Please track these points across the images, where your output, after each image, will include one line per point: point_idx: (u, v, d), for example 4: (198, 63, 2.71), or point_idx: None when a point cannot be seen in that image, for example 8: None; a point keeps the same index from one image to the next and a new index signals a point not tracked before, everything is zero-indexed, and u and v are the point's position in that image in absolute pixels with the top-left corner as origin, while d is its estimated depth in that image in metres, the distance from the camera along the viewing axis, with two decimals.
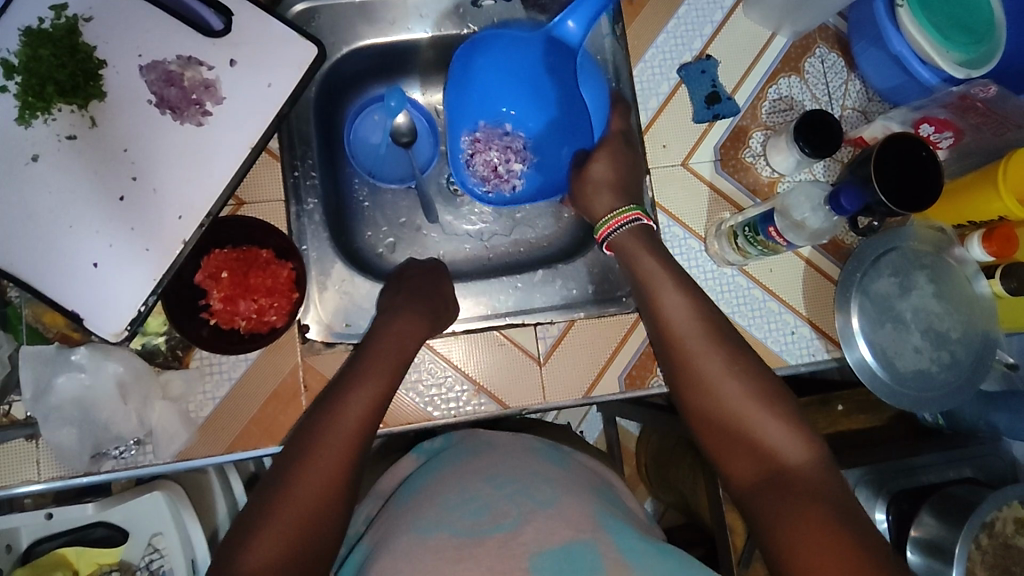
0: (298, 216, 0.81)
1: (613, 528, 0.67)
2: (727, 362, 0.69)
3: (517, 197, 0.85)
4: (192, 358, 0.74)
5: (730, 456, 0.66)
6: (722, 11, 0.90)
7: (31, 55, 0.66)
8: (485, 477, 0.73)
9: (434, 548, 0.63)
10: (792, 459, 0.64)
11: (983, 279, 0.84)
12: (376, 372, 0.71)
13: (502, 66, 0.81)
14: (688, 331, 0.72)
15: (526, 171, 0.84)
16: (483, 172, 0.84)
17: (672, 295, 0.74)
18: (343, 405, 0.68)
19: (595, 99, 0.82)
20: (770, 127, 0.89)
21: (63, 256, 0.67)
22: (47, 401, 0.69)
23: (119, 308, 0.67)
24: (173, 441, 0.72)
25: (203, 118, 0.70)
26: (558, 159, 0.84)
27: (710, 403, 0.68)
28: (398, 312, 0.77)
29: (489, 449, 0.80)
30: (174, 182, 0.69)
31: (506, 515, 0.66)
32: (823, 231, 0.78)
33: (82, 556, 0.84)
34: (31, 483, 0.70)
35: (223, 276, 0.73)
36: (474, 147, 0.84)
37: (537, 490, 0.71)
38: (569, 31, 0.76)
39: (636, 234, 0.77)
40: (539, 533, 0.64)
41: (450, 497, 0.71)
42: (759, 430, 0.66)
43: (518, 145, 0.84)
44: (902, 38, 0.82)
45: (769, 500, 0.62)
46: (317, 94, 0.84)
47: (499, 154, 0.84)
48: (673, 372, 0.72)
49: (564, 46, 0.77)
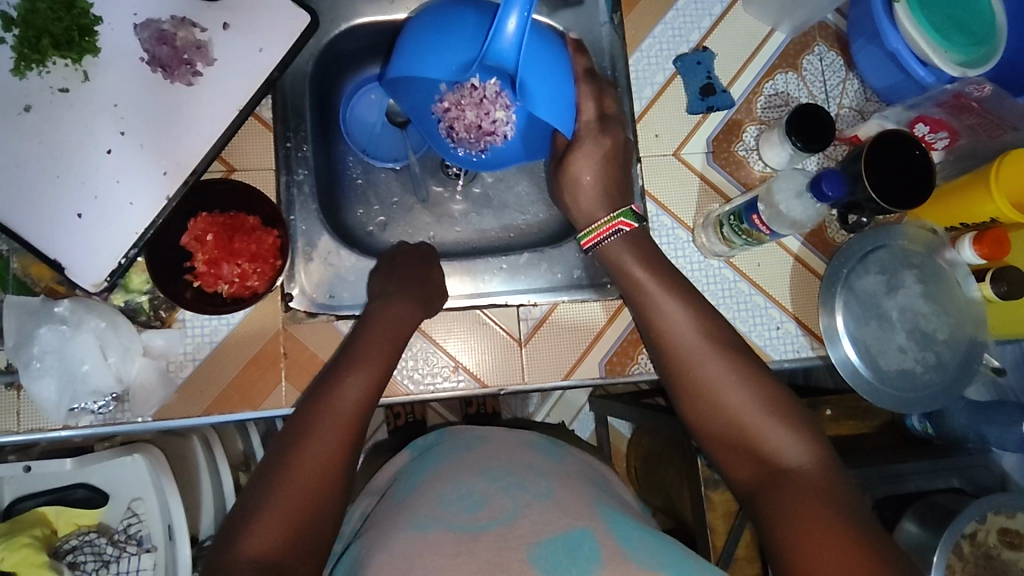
0: (288, 186, 0.81)
1: (611, 517, 0.67)
2: (726, 367, 0.68)
3: (511, 146, 0.78)
4: (175, 319, 0.76)
5: (730, 456, 0.66)
6: (721, 5, 0.90)
7: (28, 8, 0.67)
8: (481, 471, 0.72)
9: (431, 542, 0.62)
10: (790, 458, 0.63)
11: (973, 282, 0.83)
12: (374, 354, 0.72)
13: (444, 45, 0.71)
14: (686, 339, 0.70)
15: (512, 116, 0.74)
16: (467, 132, 0.76)
17: (670, 303, 0.72)
18: (338, 386, 0.68)
19: (563, 88, 0.73)
20: (764, 122, 0.89)
21: (49, 205, 0.68)
22: (28, 350, 0.69)
23: (100, 259, 0.68)
24: (150, 398, 0.74)
25: (193, 79, 0.72)
26: (545, 125, 0.77)
27: (709, 408, 0.68)
28: (390, 294, 0.77)
29: (482, 444, 0.79)
30: (160, 139, 0.70)
31: (503, 508, 0.66)
32: (806, 220, 0.77)
33: (60, 516, 0.85)
34: (11, 433, 0.72)
35: (208, 239, 0.73)
36: (447, 117, 0.75)
37: (532, 484, 0.70)
38: (512, 31, 0.66)
39: (625, 241, 0.76)
40: (536, 524, 0.63)
41: (444, 493, 0.70)
42: (759, 430, 0.65)
43: (492, 92, 0.72)
44: (899, 35, 0.81)
45: (772, 501, 0.61)
46: (314, 66, 0.84)
47: (475, 112, 0.74)
48: (670, 374, 0.71)
49: (504, 68, 0.69)
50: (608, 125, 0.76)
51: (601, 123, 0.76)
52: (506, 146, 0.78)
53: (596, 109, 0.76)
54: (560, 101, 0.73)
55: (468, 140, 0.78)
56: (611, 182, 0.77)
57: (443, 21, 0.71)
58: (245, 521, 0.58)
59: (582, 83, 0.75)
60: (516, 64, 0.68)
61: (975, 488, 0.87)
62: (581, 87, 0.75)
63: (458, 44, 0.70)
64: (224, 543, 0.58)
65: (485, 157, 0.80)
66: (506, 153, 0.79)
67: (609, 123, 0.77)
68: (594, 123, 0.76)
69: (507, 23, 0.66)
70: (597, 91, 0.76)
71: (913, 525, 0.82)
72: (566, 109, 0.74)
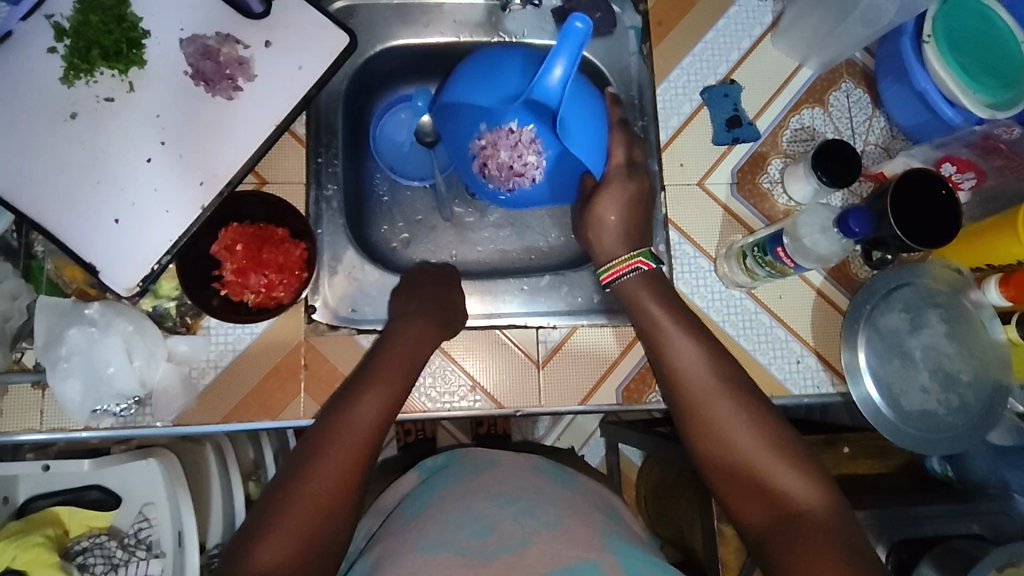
0: (317, 201, 0.83)
1: (620, 550, 0.66)
2: (738, 409, 0.67)
3: (538, 190, 0.76)
4: (200, 326, 0.77)
5: (740, 496, 0.65)
6: (750, 39, 0.91)
7: (82, 20, 0.71)
8: (489, 495, 0.72)
9: (440, 564, 0.62)
10: (805, 504, 0.62)
11: (998, 324, 0.82)
12: (391, 374, 0.71)
13: (492, 79, 0.72)
14: (697, 377, 0.69)
15: (543, 161, 0.73)
16: (499, 172, 0.74)
17: (679, 340, 0.72)
18: (353, 407, 0.68)
19: (595, 130, 0.74)
20: (789, 155, 0.90)
21: (88, 211, 0.70)
22: (56, 350, 0.71)
23: (133, 265, 0.70)
24: (171, 405, 0.74)
25: (233, 93, 0.74)
26: (572, 171, 0.75)
27: (716, 443, 0.67)
28: (410, 316, 0.77)
29: (491, 468, 0.79)
30: (199, 150, 0.72)
31: (513, 534, 0.65)
32: (833, 255, 0.77)
33: (73, 516, 0.85)
34: (32, 432, 0.73)
35: (238, 249, 0.74)
36: (482, 154, 0.74)
37: (541, 510, 0.69)
38: (555, 80, 0.66)
39: (642, 279, 0.76)
40: (544, 555, 0.62)
41: (453, 515, 0.69)
42: (774, 475, 0.64)
43: (527, 137, 0.71)
44: (927, 75, 0.82)
45: (783, 544, 0.60)
46: (348, 85, 0.86)
47: (509, 153, 0.72)
48: (680, 412, 0.69)
49: (546, 104, 0.68)
50: (636, 172, 0.78)
51: (630, 169, 0.77)
52: (533, 191, 0.76)
53: (626, 155, 0.77)
54: (591, 143, 0.74)
55: (498, 179, 0.76)
56: (634, 224, 0.78)
57: (493, 59, 0.73)
58: (256, 540, 0.58)
59: (615, 131, 0.77)
60: (559, 102, 0.67)
61: (996, 536, 0.85)
62: (614, 134, 0.77)
63: (503, 84, 0.71)
64: (233, 558, 0.58)
65: (511, 197, 0.78)
66: (534, 197, 0.77)
67: (636, 171, 0.78)
68: (624, 167, 0.77)
69: (553, 70, 0.66)
70: (629, 140, 0.78)
71: (932, 570, 0.80)
72: (598, 148, 0.75)
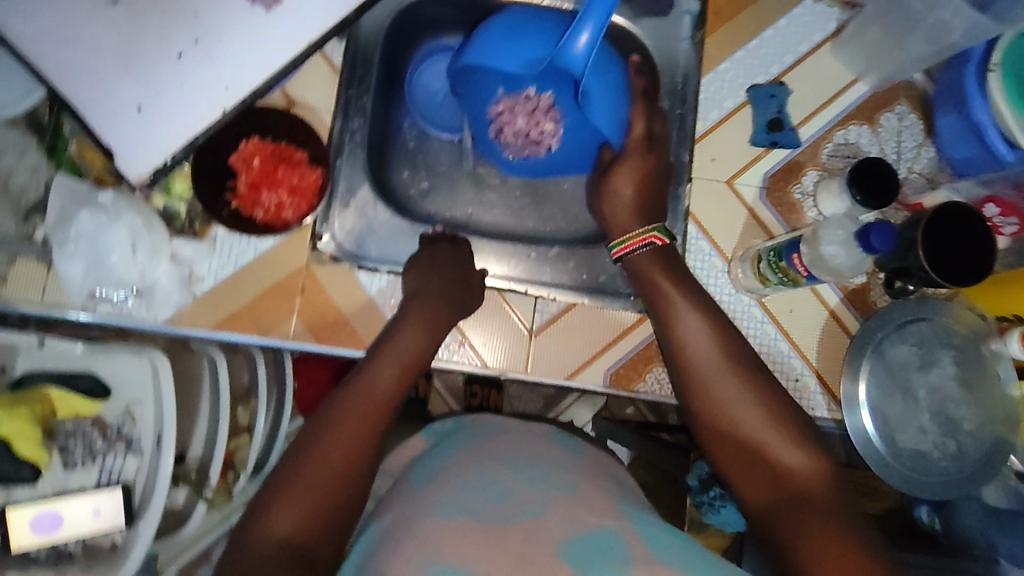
0: (341, 132, 0.84)
1: (637, 516, 0.60)
2: (747, 385, 0.64)
3: (554, 158, 0.80)
4: (208, 232, 0.80)
5: (744, 475, 0.61)
6: (810, 44, 0.88)
7: None
8: (503, 461, 0.66)
9: (457, 526, 0.55)
10: (811, 481, 0.58)
11: (1014, 378, 0.78)
12: (406, 347, 0.71)
13: (516, 41, 0.71)
14: (705, 355, 0.67)
15: (560, 130, 0.77)
16: (515, 138, 0.78)
17: (689, 319, 0.69)
18: (371, 374, 0.67)
19: (615, 102, 0.75)
20: (827, 169, 0.87)
21: (113, 93, 0.71)
22: (65, 230, 0.75)
23: (147, 154, 0.72)
24: (167, 301, 0.79)
25: (272, 4, 0.74)
26: (589, 139, 0.78)
27: (723, 425, 0.63)
28: (429, 294, 0.76)
29: (500, 437, 0.74)
30: (230, 53, 0.73)
31: (531, 500, 0.59)
32: (849, 268, 0.73)
33: (61, 398, 0.73)
34: (32, 304, 0.76)
35: (255, 164, 0.78)
36: (499, 119, 0.77)
37: (557, 478, 0.65)
38: (581, 47, 0.65)
39: (654, 253, 0.74)
40: (564, 521, 0.55)
41: (466, 480, 0.63)
42: (781, 461, 0.60)
43: (545, 104, 0.74)
44: (985, 106, 0.78)
45: (789, 518, 0.56)
46: (391, 23, 0.86)
47: (525, 120, 0.76)
48: (685, 388, 0.67)
49: (572, 72, 0.67)
50: (654, 146, 0.77)
51: (650, 142, 0.76)
52: (548, 158, 0.80)
53: (645, 128, 0.76)
54: (609, 113, 0.75)
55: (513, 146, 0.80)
56: (648, 199, 0.77)
57: (517, 20, 0.72)
58: (274, 504, 0.56)
59: (636, 101, 0.76)
60: (584, 70, 0.66)
61: None
62: (636, 107, 0.76)
63: (523, 47, 0.71)
64: (248, 523, 0.55)
65: (527, 163, 0.81)
66: (551, 164, 0.81)
67: (655, 146, 0.77)
68: (643, 141, 0.76)
69: (580, 36, 0.65)
70: (649, 112, 0.77)
71: None
72: (615, 116, 0.75)
